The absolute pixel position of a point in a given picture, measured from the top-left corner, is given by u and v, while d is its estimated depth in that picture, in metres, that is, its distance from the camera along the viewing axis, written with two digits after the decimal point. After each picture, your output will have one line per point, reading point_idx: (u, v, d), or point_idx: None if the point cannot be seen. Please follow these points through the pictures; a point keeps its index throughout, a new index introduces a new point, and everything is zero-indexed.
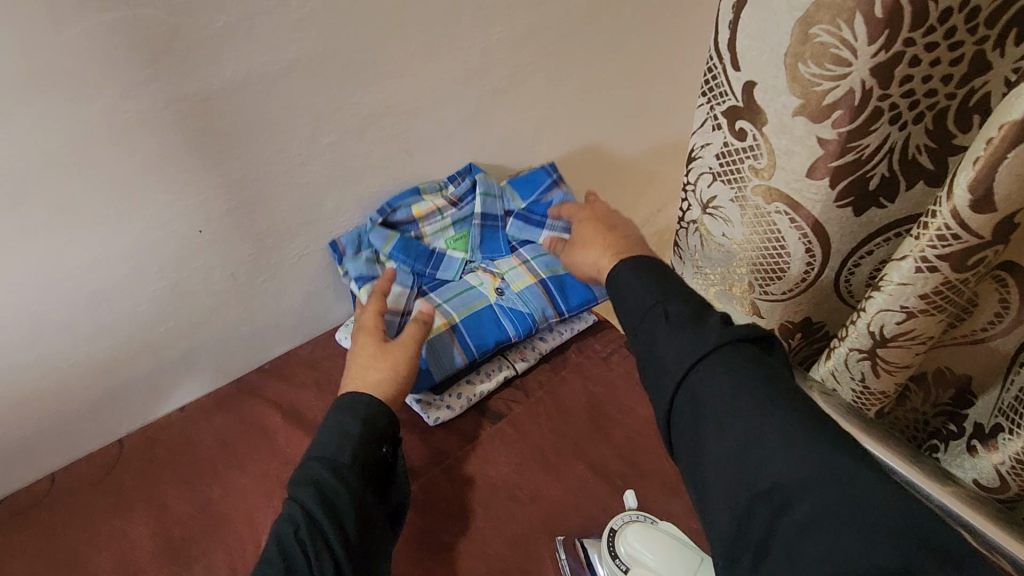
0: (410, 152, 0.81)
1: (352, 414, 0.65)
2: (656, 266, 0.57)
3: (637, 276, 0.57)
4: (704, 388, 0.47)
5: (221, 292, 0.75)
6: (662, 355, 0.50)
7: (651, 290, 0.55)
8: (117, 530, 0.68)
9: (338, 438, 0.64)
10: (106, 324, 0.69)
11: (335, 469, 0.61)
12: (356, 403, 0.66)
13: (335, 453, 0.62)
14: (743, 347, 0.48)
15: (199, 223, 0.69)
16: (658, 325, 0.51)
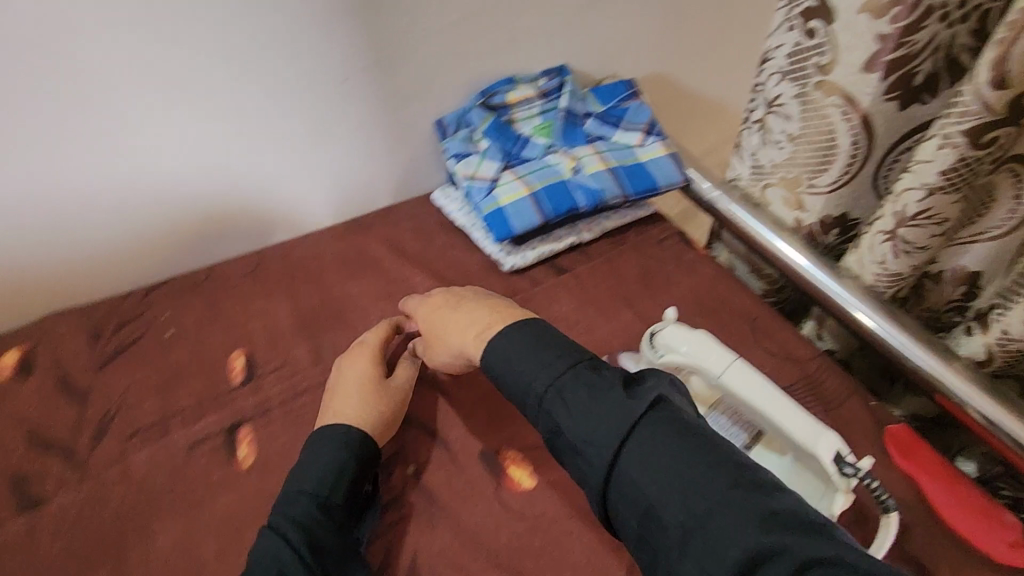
0: (516, 43, 0.94)
1: (332, 444, 0.66)
2: (547, 351, 0.61)
3: (526, 368, 0.60)
4: (634, 466, 0.51)
5: (349, 140, 0.91)
6: (579, 445, 0.54)
7: (531, 374, 0.59)
8: (264, 308, 0.85)
9: (322, 468, 0.64)
10: (260, 150, 0.84)
11: (320, 501, 0.62)
12: (336, 441, 0.66)
13: (326, 488, 0.63)
14: (649, 422, 0.53)
15: (342, 74, 0.84)
16: (557, 408, 0.56)
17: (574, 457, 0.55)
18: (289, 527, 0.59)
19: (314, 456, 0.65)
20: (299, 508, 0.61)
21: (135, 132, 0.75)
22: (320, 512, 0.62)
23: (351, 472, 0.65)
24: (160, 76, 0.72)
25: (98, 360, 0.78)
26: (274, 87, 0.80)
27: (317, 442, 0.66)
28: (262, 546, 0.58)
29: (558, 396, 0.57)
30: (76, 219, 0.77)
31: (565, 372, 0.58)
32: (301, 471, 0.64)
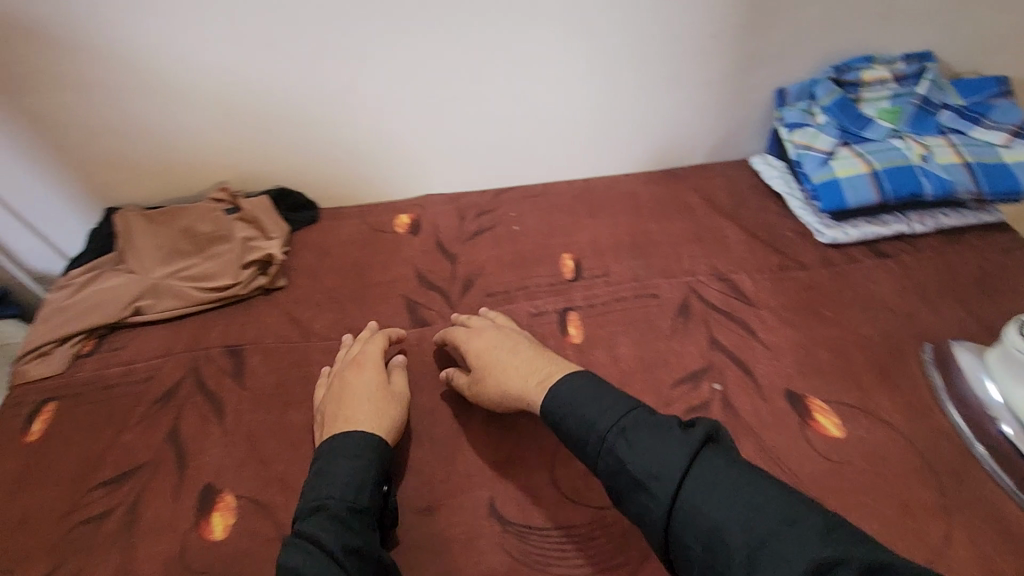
0: (887, 20, 0.94)
1: (349, 453, 0.62)
2: (592, 394, 0.61)
3: (584, 409, 0.60)
4: (699, 493, 0.50)
5: (696, 93, 0.99)
6: (636, 471, 0.53)
7: (595, 416, 0.59)
8: (587, 225, 0.97)
9: (343, 479, 0.60)
10: (622, 93, 0.97)
11: (343, 513, 0.57)
12: (355, 448, 0.62)
13: (357, 492, 0.59)
14: (704, 451, 0.53)
15: (715, 32, 0.92)
16: (620, 445, 0.55)
17: (629, 490, 0.54)
18: (320, 530, 0.55)
19: (331, 469, 0.61)
20: (323, 517, 0.56)
21: (543, 58, 0.91)
22: (342, 516, 0.57)
23: (369, 477, 0.61)
24: (582, 13, 0.87)
25: (466, 234, 0.97)
26: (657, 37, 0.91)
27: (339, 446, 0.62)
28: (295, 563, 0.52)
29: (621, 432, 0.56)
30: (476, 126, 0.98)
31: (634, 414, 0.58)
32: (322, 480, 0.60)
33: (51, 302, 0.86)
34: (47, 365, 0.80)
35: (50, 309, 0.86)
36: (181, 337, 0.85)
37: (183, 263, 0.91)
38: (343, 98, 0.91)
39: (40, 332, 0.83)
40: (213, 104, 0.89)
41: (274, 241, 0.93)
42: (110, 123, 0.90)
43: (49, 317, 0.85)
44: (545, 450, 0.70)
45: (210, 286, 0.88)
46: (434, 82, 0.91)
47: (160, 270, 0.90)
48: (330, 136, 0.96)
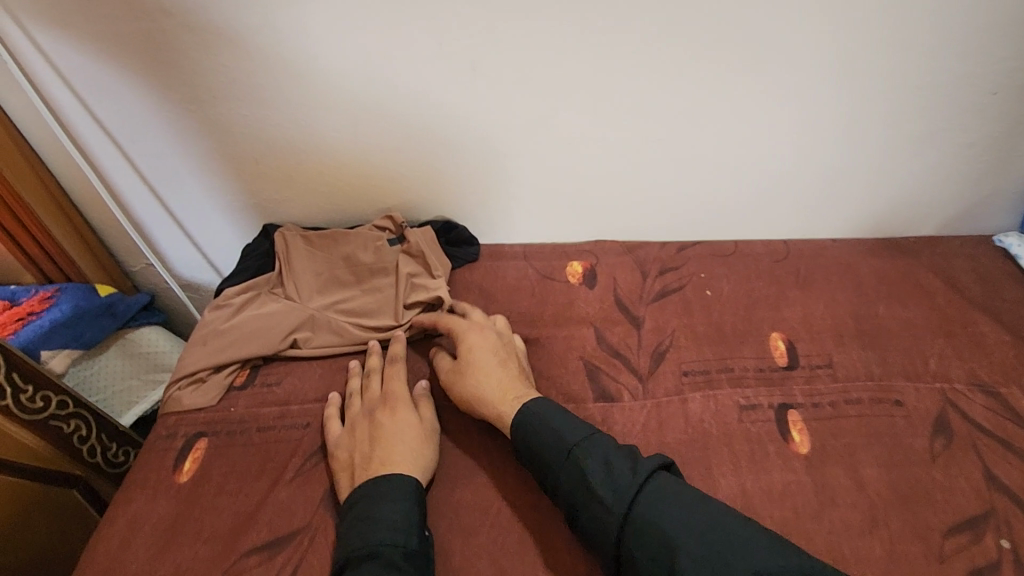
0: None
1: (392, 494, 0.59)
2: (557, 421, 0.61)
3: (554, 433, 0.60)
4: (654, 510, 0.52)
5: (948, 156, 0.82)
6: (604, 496, 0.53)
7: (558, 441, 0.59)
8: (796, 299, 0.82)
9: (387, 520, 0.56)
10: (860, 148, 0.82)
11: (401, 558, 0.54)
12: (397, 492, 0.59)
13: (405, 533, 0.56)
14: (666, 482, 0.54)
15: (997, 85, 0.76)
16: (588, 462, 0.56)
17: (584, 503, 0.54)
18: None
19: (374, 513, 0.57)
20: (376, 565, 0.53)
21: (776, 103, 0.78)
22: (398, 562, 0.53)
23: (415, 522, 0.57)
24: (840, 56, 0.73)
25: (649, 293, 0.84)
26: (923, 87, 0.76)
27: (376, 492, 0.59)
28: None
29: (587, 456, 0.57)
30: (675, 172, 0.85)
31: (590, 435, 0.59)
32: (365, 524, 0.56)
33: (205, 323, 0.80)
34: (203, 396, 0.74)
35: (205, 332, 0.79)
36: (338, 379, 0.77)
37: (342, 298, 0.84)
38: (538, 131, 0.82)
39: (194, 357, 0.76)
40: (400, 130, 0.83)
41: (439, 280, 0.84)
42: (289, 140, 0.84)
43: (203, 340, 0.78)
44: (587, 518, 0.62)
45: (365, 322, 0.81)
46: (645, 122, 0.80)
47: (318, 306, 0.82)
48: (513, 171, 0.87)
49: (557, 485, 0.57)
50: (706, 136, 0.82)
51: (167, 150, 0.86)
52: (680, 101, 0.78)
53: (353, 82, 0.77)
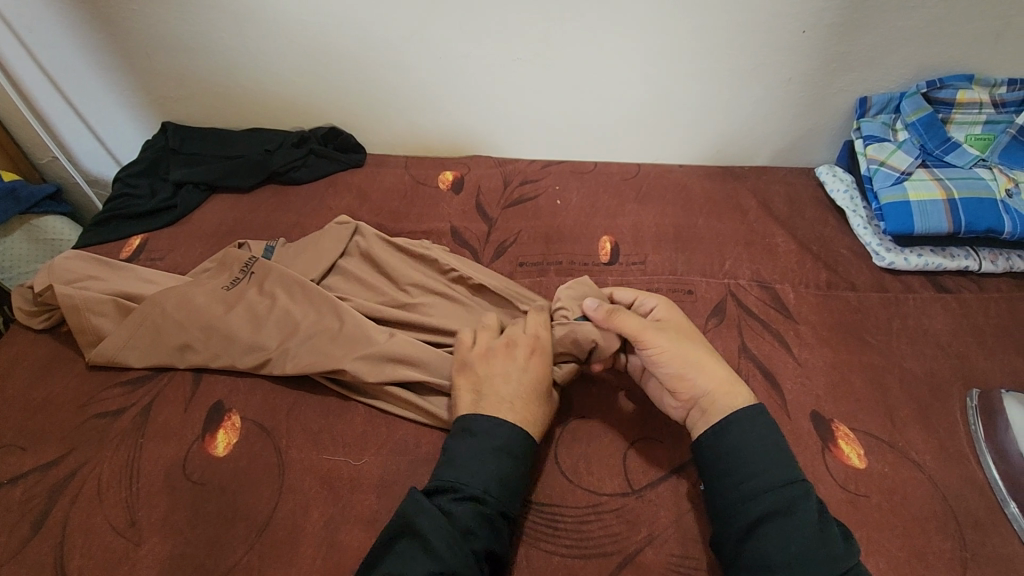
0: (998, 37, 0.85)
1: (488, 433, 0.57)
2: (768, 446, 0.56)
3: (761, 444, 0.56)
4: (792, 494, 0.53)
5: (770, 90, 0.93)
6: (755, 474, 0.55)
7: (757, 457, 0.55)
8: (632, 210, 0.93)
9: (487, 473, 0.55)
10: (692, 80, 0.92)
11: (484, 507, 0.53)
12: (496, 438, 0.57)
13: (497, 487, 0.55)
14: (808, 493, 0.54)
15: (806, 24, 0.85)
16: (783, 482, 0.54)
17: (746, 489, 0.54)
18: (461, 514, 0.52)
19: (466, 446, 0.57)
20: (466, 506, 0.53)
21: (611, 32, 0.87)
22: (486, 508, 0.53)
23: (500, 467, 0.55)
24: None
25: (506, 199, 0.95)
26: (739, 23, 0.85)
27: (477, 435, 0.57)
28: (434, 543, 0.50)
29: (748, 438, 0.56)
30: (536, 92, 0.95)
31: (773, 438, 0.57)
32: (461, 463, 0.55)
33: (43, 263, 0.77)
34: (132, 351, 0.71)
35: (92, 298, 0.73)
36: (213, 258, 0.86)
37: (364, 252, 0.82)
38: (408, 44, 0.90)
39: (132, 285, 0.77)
40: (279, 34, 0.90)
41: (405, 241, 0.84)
42: (176, 38, 0.92)
43: (92, 306, 0.73)
44: None
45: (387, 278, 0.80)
46: (497, 43, 0.89)
47: (319, 258, 0.81)
48: (390, 81, 0.95)
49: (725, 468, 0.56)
50: (556, 59, 0.90)
51: (67, 44, 0.94)
52: (528, 26, 0.86)
53: None
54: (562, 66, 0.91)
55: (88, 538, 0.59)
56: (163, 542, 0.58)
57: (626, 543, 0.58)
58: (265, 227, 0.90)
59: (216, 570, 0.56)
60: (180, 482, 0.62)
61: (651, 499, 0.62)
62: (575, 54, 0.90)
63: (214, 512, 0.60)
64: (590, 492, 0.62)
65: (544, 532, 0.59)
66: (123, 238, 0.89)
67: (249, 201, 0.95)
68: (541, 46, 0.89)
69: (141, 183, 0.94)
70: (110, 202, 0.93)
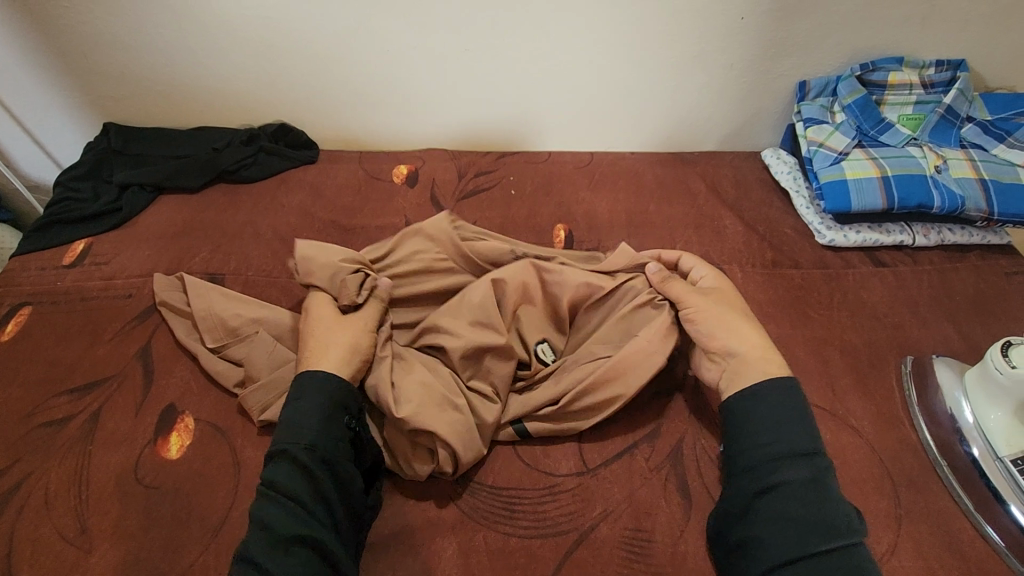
0: (923, 19, 0.89)
1: (311, 397, 0.59)
2: (769, 418, 0.58)
3: (778, 415, 0.59)
4: (809, 463, 0.56)
5: (714, 77, 0.95)
6: (775, 441, 0.57)
7: (779, 428, 0.58)
8: (585, 198, 0.95)
9: (312, 427, 0.57)
10: (638, 67, 0.94)
11: (307, 462, 0.55)
12: (315, 393, 0.59)
13: (321, 440, 0.57)
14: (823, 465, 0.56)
15: (745, 11, 0.87)
16: (799, 450, 0.56)
17: (765, 455, 0.57)
18: (284, 473, 0.55)
19: (292, 413, 0.58)
20: (289, 466, 0.55)
21: (557, 22, 0.88)
22: (308, 464, 0.55)
23: (328, 423, 0.58)
24: None
25: (461, 191, 0.95)
26: (681, 11, 0.87)
27: (300, 394, 0.60)
28: (265, 512, 0.53)
29: (755, 421, 0.59)
30: (486, 84, 0.96)
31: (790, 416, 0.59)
32: (289, 424, 0.58)
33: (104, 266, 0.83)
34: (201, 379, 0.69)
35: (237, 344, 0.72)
36: (162, 259, 0.84)
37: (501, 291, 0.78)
38: (354, 37, 0.89)
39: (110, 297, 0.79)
40: (220, 31, 0.89)
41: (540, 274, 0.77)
42: (114, 36, 0.90)
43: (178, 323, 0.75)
44: None
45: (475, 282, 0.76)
46: (445, 35, 0.89)
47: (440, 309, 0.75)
48: (339, 75, 0.95)
49: (750, 434, 0.58)
50: (504, 50, 0.91)
51: None
52: (475, 18, 0.87)
53: None
54: (509, 54, 0.92)
55: (36, 548, 0.57)
56: (115, 547, 0.57)
57: (581, 520, 0.60)
58: (215, 226, 0.89)
59: (171, 572, 0.56)
60: (132, 487, 0.61)
61: (605, 476, 0.63)
62: (522, 45, 0.90)
63: (168, 514, 0.59)
64: (546, 474, 0.64)
65: (502, 514, 0.60)
66: (65, 243, 0.87)
67: (198, 201, 0.93)
68: (489, 36, 0.89)
69: (84, 186, 0.92)
70: (52, 206, 0.90)
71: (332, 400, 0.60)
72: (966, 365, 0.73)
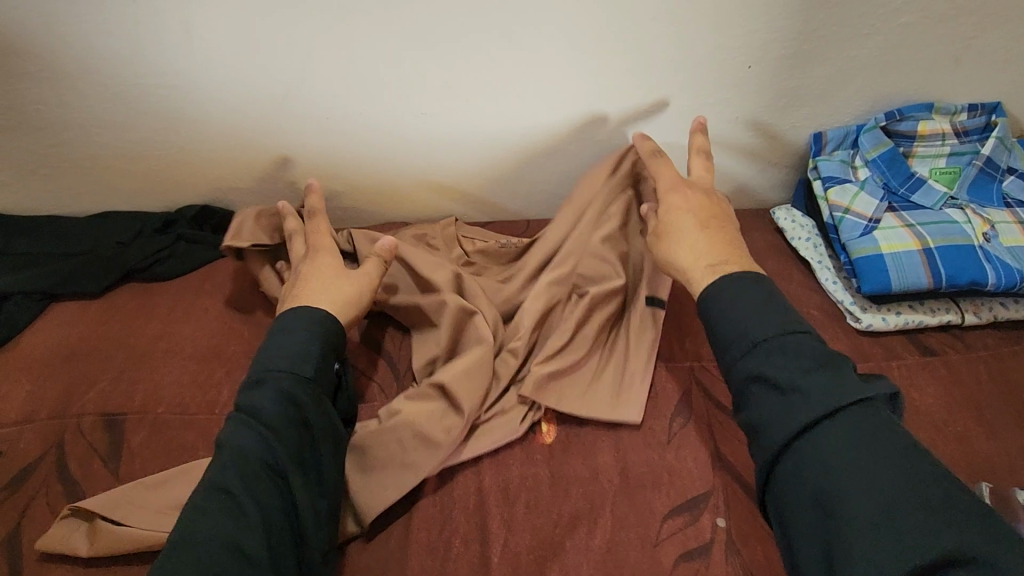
0: (958, 62, 0.76)
1: (303, 331, 0.58)
2: (749, 304, 0.52)
3: (747, 304, 0.52)
4: (774, 350, 0.48)
5: (717, 131, 0.81)
6: (750, 327, 0.50)
7: (749, 318, 0.51)
8: None
9: (302, 355, 0.57)
10: (627, 124, 0.79)
11: (291, 388, 0.55)
12: (302, 322, 0.58)
13: (307, 368, 0.56)
14: (798, 345, 0.48)
15: (751, 58, 0.73)
16: (766, 339, 0.49)
17: (730, 345, 0.51)
18: (268, 405, 0.53)
19: (284, 337, 0.57)
20: (268, 389, 0.54)
21: (528, 77, 0.73)
22: (293, 394, 0.54)
23: (317, 355, 0.57)
24: (581, 25, 0.69)
25: None
26: (677, 61, 0.73)
27: (284, 326, 0.59)
28: (242, 441, 0.51)
29: (736, 347, 0.50)
30: (449, 149, 0.80)
31: (787, 335, 0.49)
32: (272, 351, 0.57)
33: None
34: None
35: (133, 535, 0.53)
36: (46, 397, 0.66)
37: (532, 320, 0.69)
38: (282, 104, 0.74)
39: None
40: (122, 106, 0.73)
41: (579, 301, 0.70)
42: None
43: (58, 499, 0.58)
44: None
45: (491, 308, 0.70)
46: (395, 96, 0.74)
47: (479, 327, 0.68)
48: (270, 145, 0.78)
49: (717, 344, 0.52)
50: (467, 111, 0.76)
51: None
52: (430, 76, 0.72)
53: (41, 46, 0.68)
54: (472, 114, 0.77)
55: None
56: None
57: None
58: (117, 345, 0.71)
59: None
60: None
61: None
62: (489, 103, 0.76)
63: None
64: None
65: None
66: None
67: (99, 310, 0.75)
68: (446, 95, 0.74)
69: None
70: None
71: (322, 341, 0.58)
72: None
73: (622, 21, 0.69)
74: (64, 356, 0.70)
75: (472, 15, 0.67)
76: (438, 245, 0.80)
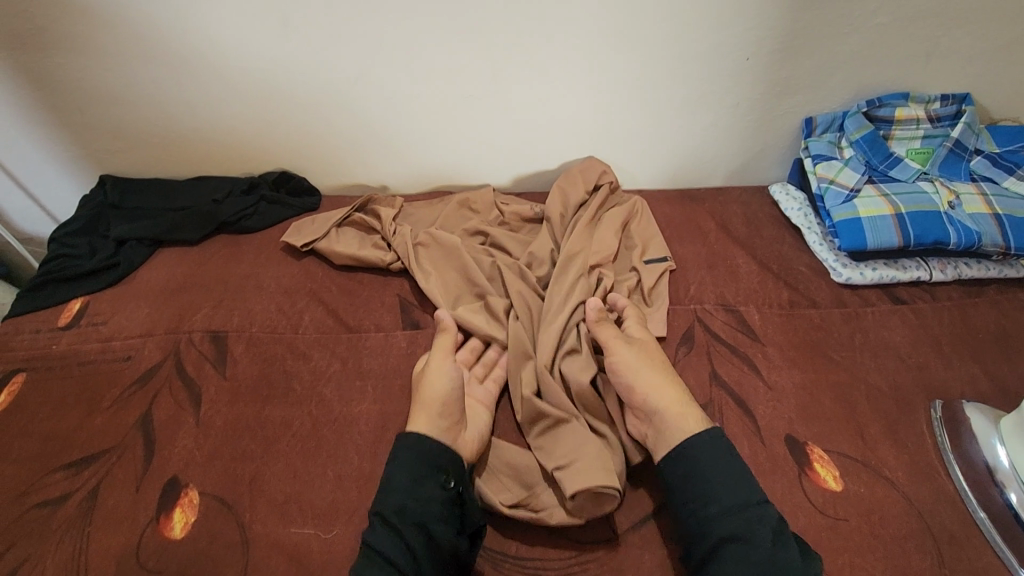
0: (929, 56, 0.88)
1: (410, 451, 0.60)
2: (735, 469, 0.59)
3: (735, 471, 0.59)
4: (753, 494, 0.57)
5: (721, 115, 0.94)
6: (732, 485, 0.58)
7: (728, 483, 0.58)
8: None
9: (413, 482, 0.58)
10: (642, 107, 0.93)
11: (419, 526, 0.56)
12: (420, 450, 0.60)
13: (421, 495, 0.58)
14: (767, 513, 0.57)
15: (750, 51, 0.87)
16: (748, 485, 0.58)
17: (726, 480, 0.58)
18: (388, 539, 0.55)
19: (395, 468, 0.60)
20: (397, 528, 0.56)
21: (560, 66, 0.87)
22: (417, 528, 0.56)
23: (429, 478, 0.59)
24: (606, 21, 0.82)
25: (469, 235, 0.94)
26: (685, 54, 0.86)
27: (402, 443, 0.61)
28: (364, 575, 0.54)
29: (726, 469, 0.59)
30: (490, 127, 0.95)
31: (757, 506, 0.56)
32: (391, 474, 0.60)
33: (100, 321, 0.81)
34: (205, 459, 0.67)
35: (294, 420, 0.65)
36: (162, 317, 0.81)
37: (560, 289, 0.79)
38: (354, 88, 0.89)
39: (109, 360, 0.76)
40: (221, 86, 0.88)
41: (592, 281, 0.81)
42: (114, 93, 0.89)
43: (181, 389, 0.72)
44: (374, 423, 0.70)
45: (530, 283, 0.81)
46: (448, 81, 0.88)
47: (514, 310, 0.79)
48: (340, 122, 0.93)
49: (715, 469, 0.59)
50: (507, 95, 0.90)
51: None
52: (478, 63, 0.86)
53: (160, 37, 0.83)
54: (511, 99, 0.91)
55: None
56: None
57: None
58: (216, 280, 0.86)
59: None
60: (133, 571, 0.58)
61: (634, 542, 0.61)
62: (526, 88, 0.90)
63: None
64: (573, 541, 0.61)
65: None
66: (61, 303, 0.84)
67: (199, 253, 0.90)
68: (490, 82, 0.89)
69: (79, 242, 0.89)
70: (47, 263, 0.87)
71: (427, 457, 0.60)
72: (998, 412, 0.71)
73: (639, 20, 0.82)
74: (174, 288, 0.85)
75: (514, 14, 0.81)
76: (479, 208, 0.94)
